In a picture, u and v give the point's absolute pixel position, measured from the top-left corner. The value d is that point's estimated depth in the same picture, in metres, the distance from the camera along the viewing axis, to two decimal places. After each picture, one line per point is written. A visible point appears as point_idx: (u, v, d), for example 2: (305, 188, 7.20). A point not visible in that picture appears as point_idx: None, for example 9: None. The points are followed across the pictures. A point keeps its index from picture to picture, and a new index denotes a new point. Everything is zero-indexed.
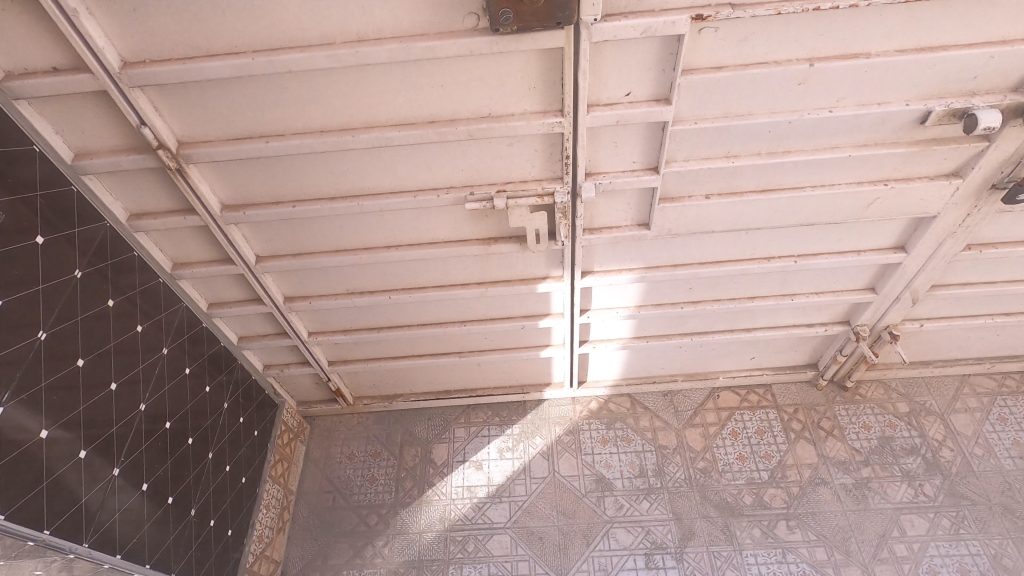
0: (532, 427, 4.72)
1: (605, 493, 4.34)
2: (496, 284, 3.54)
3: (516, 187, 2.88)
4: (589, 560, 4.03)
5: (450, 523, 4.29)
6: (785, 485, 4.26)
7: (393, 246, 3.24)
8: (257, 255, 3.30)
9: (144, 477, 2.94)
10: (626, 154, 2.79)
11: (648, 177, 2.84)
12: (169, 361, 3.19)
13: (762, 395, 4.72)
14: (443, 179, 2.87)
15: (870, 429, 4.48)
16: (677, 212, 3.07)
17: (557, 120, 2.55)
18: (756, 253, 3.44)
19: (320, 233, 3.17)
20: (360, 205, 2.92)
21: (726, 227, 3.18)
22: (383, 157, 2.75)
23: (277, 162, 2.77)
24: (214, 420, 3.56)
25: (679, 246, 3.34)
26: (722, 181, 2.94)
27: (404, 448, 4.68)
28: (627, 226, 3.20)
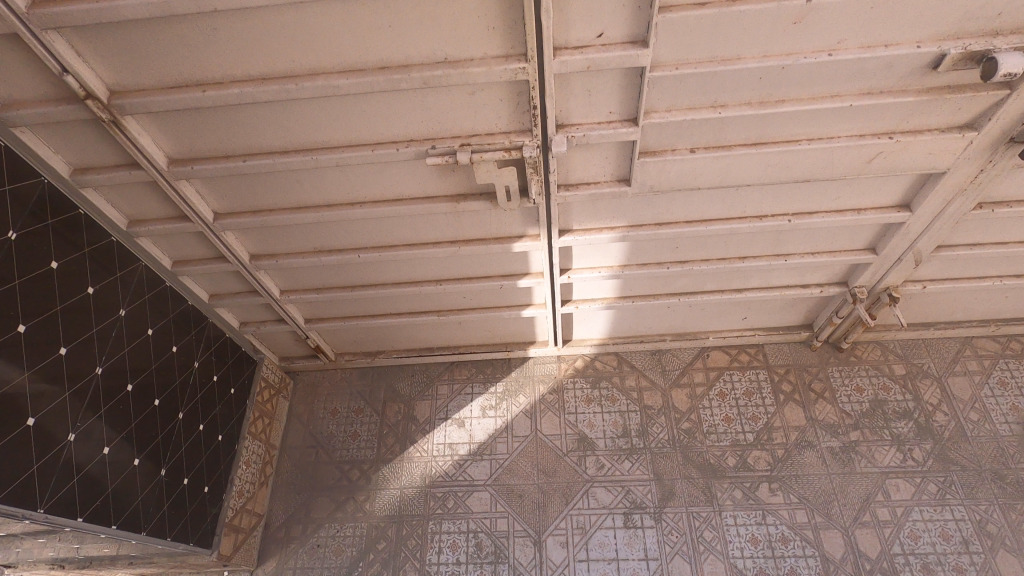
0: (516, 385, 4.65)
1: (586, 452, 4.30)
2: (469, 243, 3.35)
3: (481, 141, 2.65)
4: (567, 518, 4.05)
5: (431, 479, 4.30)
6: (771, 447, 4.19)
7: (356, 203, 3.05)
8: (215, 212, 3.13)
9: (105, 441, 2.87)
10: (600, 103, 2.53)
11: (624, 130, 2.59)
12: (129, 323, 3.07)
13: (753, 356, 4.58)
14: (401, 131, 2.64)
15: (863, 391, 4.35)
16: (659, 167, 2.83)
17: (520, 65, 2.29)
18: (746, 211, 3.20)
19: (277, 189, 2.97)
20: (314, 159, 2.71)
21: (713, 184, 2.94)
22: (334, 107, 2.51)
23: (220, 113, 2.55)
24: (184, 381, 3.50)
25: (663, 204, 3.11)
26: (709, 133, 2.68)
27: (387, 405, 4.66)
28: (606, 182, 2.96)
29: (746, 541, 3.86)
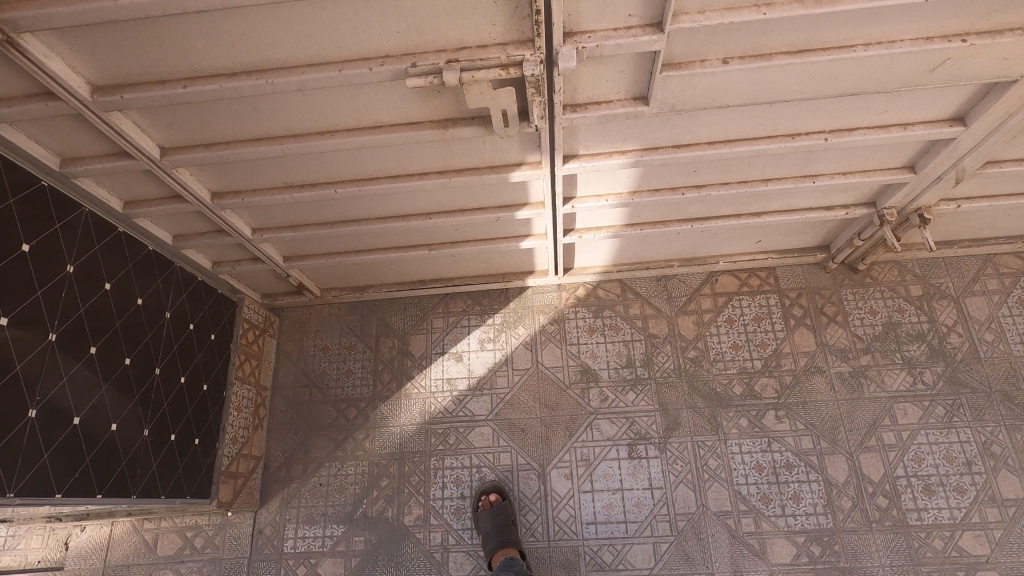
0: (514, 316, 4.42)
1: (590, 384, 4.17)
2: (461, 174, 2.94)
3: (472, 55, 2.17)
4: (571, 451, 4.00)
5: (431, 416, 4.19)
6: (779, 374, 4.08)
7: (326, 132, 2.60)
8: (161, 147, 2.66)
9: (74, 412, 2.62)
10: (618, 4, 2.04)
11: (646, 38, 2.12)
12: (80, 279, 2.71)
13: (764, 279, 4.34)
14: (373, 45, 2.15)
15: (877, 314, 4.17)
16: (684, 83, 2.38)
17: None
18: (777, 129, 2.79)
19: (230, 119, 2.50)
20: (270, 82, 2.23)
21: (745, 100, 2.50)
22: (286, 17, 2.01)
23: (144, 27, 2.02)
24: (157, 334, 3.21)
25: (683, 124, 2.68)
26: (747, 39, 2.21)
27: (380, 340, 4.45)
28: (619, 101, 2.51)
29: (750, 469, 3.85)
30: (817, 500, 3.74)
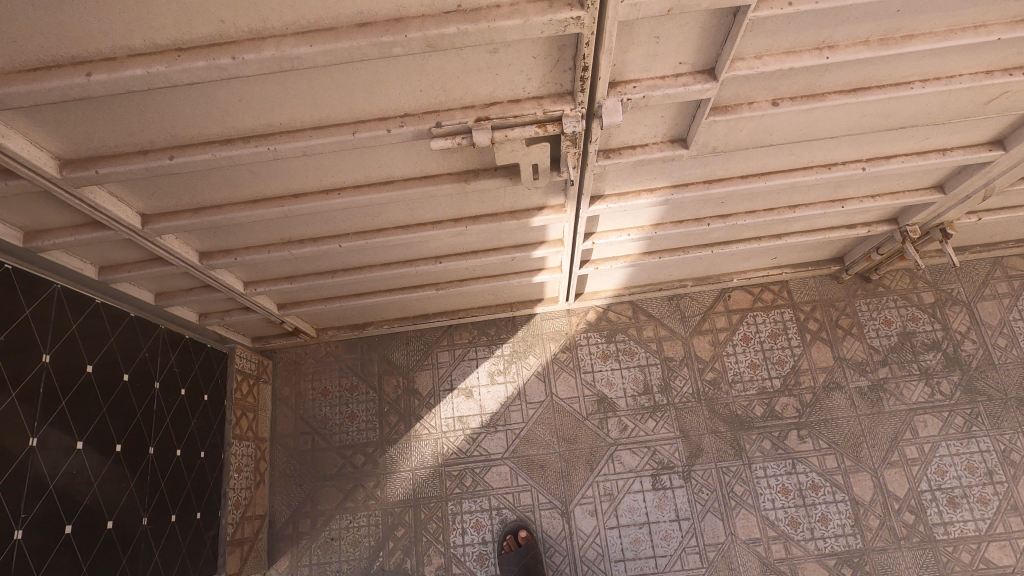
0: (524, 345, 4.23)
1: (608, 414, 4.02)
2: (478, 221, 2.70)
3: (505, 112, 1.92)
4: (594, 486, 3.86)
5: (444, 457, 3.99)
6: (798, 392, 4.00)
7: (333, 190, 2.32)
8: (142, 214, 2.35)
9: (65, 517, 2.33)
10: (669, 53, 1.81)
11: (698, 87, 1.90)
12: (59, 366, 2.40)
13: (777, 293, 4.24)
14: (391, 105, 1.88)
15: (891, 324, 4.11)
16: (729, 126, 2.18)
17: (573, 15, 1.54)
18: (814, 161, 2.62)
19: (223, 184, 2.20)
20: (273, 150, 1.94)
21: (789, 139, 2.33)
22: (293, 82, 1.72)
23: (123, 99, 1.71)
24: (149, 408, 2.91)
25: (720, 163, 2.49)
26: (802, 81, 2.02)
27: (382, 379, 4.20)
28: (656, 144, 2.30)
29: (776, 492, 3.78)
30: (845, 521, 3.70)
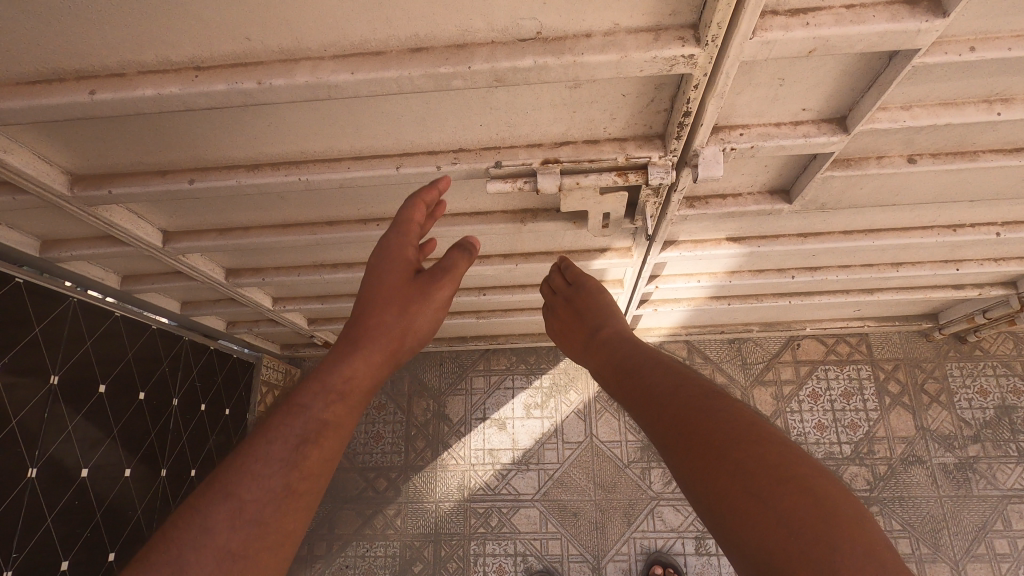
0: (565, 379, 3.92)
1: (651, 464, 3.68)
2: (530, 259, 2.39)
3: (578, 155, 1.60)
4: (630, 543, 3.52)
5: (470, 493, 3.73)
6: (871, 463, 3.55)
7: (372, 221, 2.05)
8: (165, 231, 2.13)
9: (64, 553, 2.17)
10: (793, 98, 1.45)
11: (822, 140, 1.52)
12: (68, 389, 2.23)
13: (854, 347, 3.79)
14: (445, 139, 1.58)
15: (988, 395, 3.60)
16: (847, 182, 1.79)
17: (684, 52, 1.19)
18: (937, 222, 2.20)
19: (251, 208, 1.95)
20: (304, 181, 1.67)
21: (915, 200, 1.92)
22: (331, 110, 1.45)
23: (136, 119, 1.47)
24: (163, 428, 2.76)
25: (822, 219, 2.11)
26: (953, 138, 1.61)
27: (412, 401, 4.00)
28: (751, 195, 1.93)
29: None
30: None
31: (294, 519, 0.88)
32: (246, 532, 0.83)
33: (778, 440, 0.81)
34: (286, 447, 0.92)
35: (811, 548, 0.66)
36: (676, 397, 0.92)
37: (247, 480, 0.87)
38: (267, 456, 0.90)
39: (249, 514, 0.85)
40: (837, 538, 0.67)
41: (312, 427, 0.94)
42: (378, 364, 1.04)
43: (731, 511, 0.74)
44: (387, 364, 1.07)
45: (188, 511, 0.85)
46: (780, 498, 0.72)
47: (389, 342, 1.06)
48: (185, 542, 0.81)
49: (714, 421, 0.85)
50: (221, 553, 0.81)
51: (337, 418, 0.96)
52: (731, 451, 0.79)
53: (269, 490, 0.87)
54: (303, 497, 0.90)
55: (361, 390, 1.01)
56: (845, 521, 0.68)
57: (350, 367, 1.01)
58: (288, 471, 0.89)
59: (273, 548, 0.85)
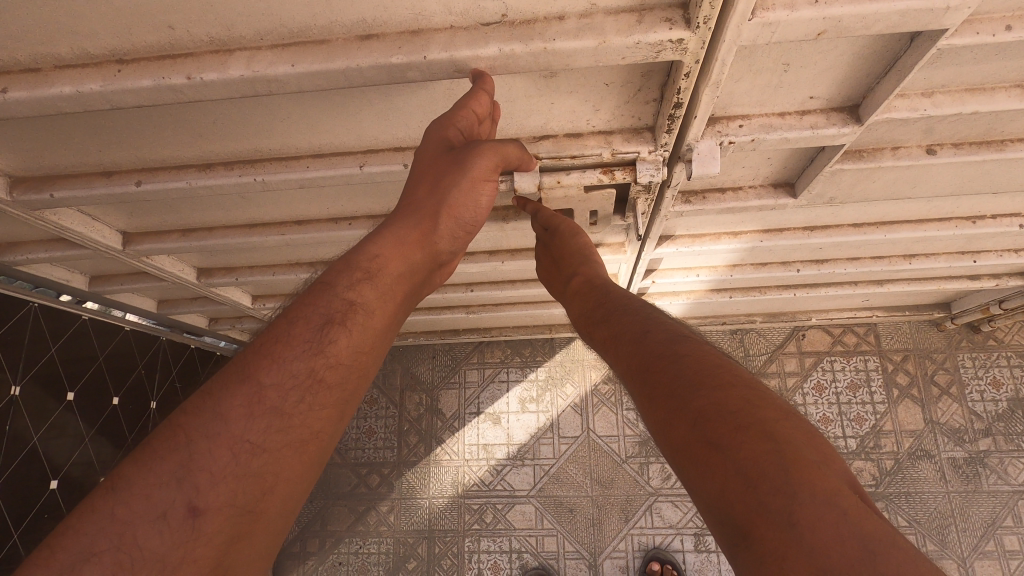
0: (561, 371, 3.80)
1: (650, 459, 3.58)
2: (518, 256, 2.25)
3: (560, 150, 1.44)
4: (628, 539, 3.44)
5: (464, 489, 3.65)
6: (878, 457, 3.43)
7: (344, 219, 1.91)
8: (124, 233, 1.99)
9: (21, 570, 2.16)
10: (799, 85, 1.28)
11: (832, 132, 1.36)
12: (32, 399, 2.17)
13: (862, 337, 3.64)
14: (411, 134, 1.43)
15: (1001, 386, 3.46)
16: (859, 175, 1.63)
17: (672, 36, 1.03)
18: (955, 214, 2.03)
19: (211, 208, 1.81)
20: (261, 181, 1.52)
21: (932, 192, 1.76)
22: (280, 105, 1.29)
23: (64, 119, 1.31)
24: (140, 432, 2.80)
25: (830, 213, 1.94)
26: (978, 126, 1.44)
27: (405, 395, 3.89)
28: (753, 189, 1.77)
29: None
30: None
31: (321, 406, 0.83)
32: (269, 420, 0.78)
33: (746, 385, 0.72)
34: (310, 329, 0.88)
35: (763, 492, 0.57)
36: (643, 351, 0.86)
37: (271, 364, 0.82)
38: (289, 340, 0.85)
39: (271, 402, 0.79)
40: (789, 481, 0.56)
41: (337, 309, 0.91)
42: (410, 246, 1.05)
43: (687, 457, 0.65)
44: (419, 247, 1.07)
45: (207, 394, 0.79)
46: (732, 439, 0.62)
47: (420, 222, 1.09)
48: (197, 431, 0.74)
49: (678, 367, 0.77)
50: (237, 447, 0.75)
51: (365, 301, 0.94)
52: (691, 397, 0.71)
53: (293, 374, 0.82)
54: (328, 389, 0.85)
55: (391, 273, 1.00)
56: (798, 462, 0.58)
57: (379, 250, 1.01)
58: (313, 356, 0.85)
59: (299, 434, 0.80)
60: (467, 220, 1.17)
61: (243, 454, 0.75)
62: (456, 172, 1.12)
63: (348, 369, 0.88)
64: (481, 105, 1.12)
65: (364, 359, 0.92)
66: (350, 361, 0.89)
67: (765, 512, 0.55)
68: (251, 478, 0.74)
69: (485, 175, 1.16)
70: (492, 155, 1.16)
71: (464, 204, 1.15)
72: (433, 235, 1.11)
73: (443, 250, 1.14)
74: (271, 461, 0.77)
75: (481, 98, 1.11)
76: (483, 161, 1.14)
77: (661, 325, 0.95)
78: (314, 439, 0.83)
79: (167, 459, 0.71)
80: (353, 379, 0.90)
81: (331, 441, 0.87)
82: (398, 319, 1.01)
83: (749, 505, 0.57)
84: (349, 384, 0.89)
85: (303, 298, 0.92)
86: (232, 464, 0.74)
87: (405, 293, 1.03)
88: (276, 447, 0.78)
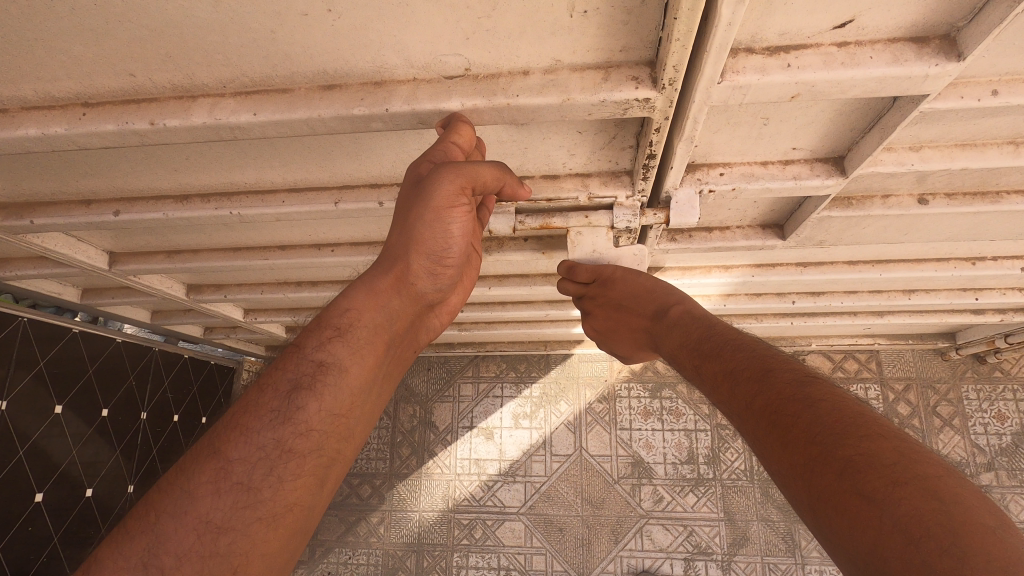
0: (555, 388, 3.77)
1: (642, 481, 3.54)
2: (505, 282, 2.22)
3: (536, 192, 1.40)
4: (617, 561, 3.41)
5: (455, 503, 3.64)
6: None
7: (327, 246, 1.90)
8: (111, 252, 2.00)
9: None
10: (780, 138, 1.24)
11: (815, 183, 1.31)
12: (19, 414, 2.19)
13: (864, 363, 3.57)
14: (386, 172, 1.40)
15: (1006, 420, 3.37)
16: (848, 221, 1.58)
17: (639, 95, 0.99)
18: (953, 256, 1.96)
19: (194, 233, 1.81)
20: (237, 215, 1.51)
21: (926, 237, 1.71)
22: (251, 147, 1.28)
23: (36, 155, 1.31)
24: (131, 442, 2.81)
25: (822, 253, 1.89)
26: (970, 178, 1.38)
27: (399, 406, 3.89)
28: (740, 228, 1.72)
29: None
30: None
31: (294, 477, 0.77)
32: (234, 498, 0.72)
33: (893, 433, 0.67)
34: (279, 396, 0.80)
35: (925, 552, 0.53)
36: (763, 389, 0.80)
37: (239, 437, 0.76)
38: (257, 410, 0.79)
39: (237, 477, 0.74)
40: (958, 542, 0.53)
41: (305, 372, 0.83)
42: (383, 293, 0.94)
43: (830, 507, 0.62)
44: (395, 291, 0.96)
45: (179, 469, 0.75)
46: (889, 494, 0.58)
47: (391, 266, 0.97)
48: (166, 510, 0.70)
49: (812, 410, 0.72)
50: (202, 526, 0.70)
51: (338, 359, 0.85)
52: (834, 446, 0.66)
53: (259, 447, 0.76)
54: (300, 458, 0.78)
55: (365, 324, 0.90)
56: (965, 522, 0.54)
57: (351, 301, 0.91)
58: (280, 425, 0.78)
59: (270, 509, 0.74)
60: (442, 253, 1.01)
61: (207, 534, 0.70)
62: (418, 204, 0.96)
63: (322, 435, 0.80)
64: (463, 141, 1.01)
65: (342, 423, 0.83)
66: (325, 425, 0.81)
67: (929, 571, 0.52)
68: (218, 560, 0.70)
69: (452, 201, 0.97)
70: (460, 177, 0.95)
71: (434, 236, 0.99)
72: (409, 278, 0.98)
73: (424, 290, 1.02)
74: (239, 539, 0.71)
75: (461, 130, 1.01)
76: (448, 185, 0.94)
77: (775, 355, 0.90)
78: (291, 510, 0.76)
79: (134, 542, 0.68)
80: (331, 444, 0.82)
81: (314, 508, 0.80)
82: (382, 371, 0.92)
83: (911, 563, 0.54)
84: (326, 451, 0.81)
85: (272, 367, 0.84)
86: (197, 545, 0.69)
87: (385, 343, 0.92)
88: (245, 524, 0.72)
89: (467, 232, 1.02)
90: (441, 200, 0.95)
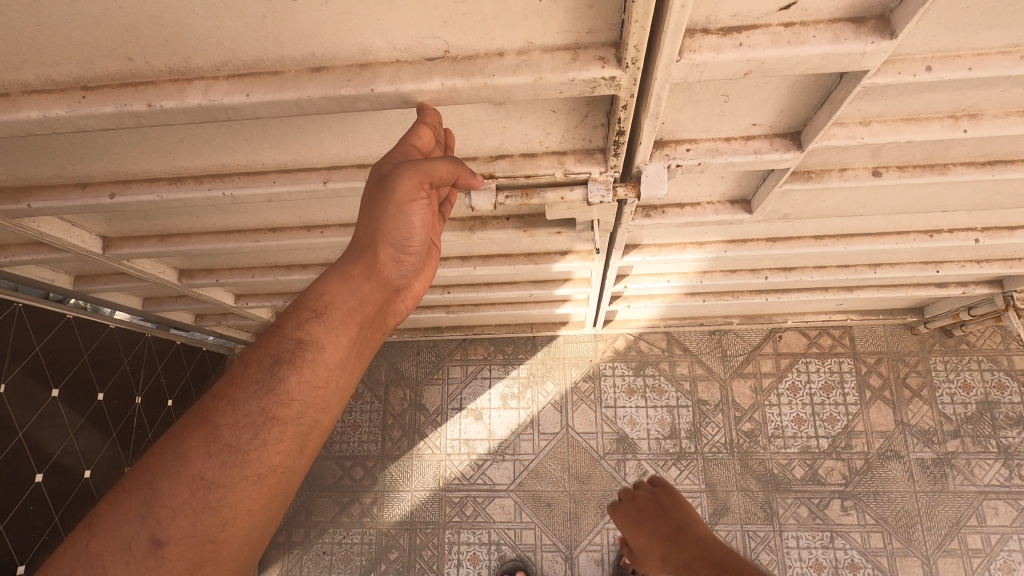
0: (542, 369, 3.87)
1: (626, 456, 3.66)
2: (489, 262, 2.31)
3: (515, 170, 1.48)
4: (603, 533, 3.53)
5: (445, 482, 3.74)
6: (848, 457, 3.52)
7: (316, 227, 1.96)
8: (104, 237, 2.05)
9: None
10: (740, 114, 1.33)
11: (773, 156, 1.41)
12: (16, 396, 2.24)
13: (838, 339, 3.71)
14: (373, 151, 1.47)
15: (971, 390, 3.53)
16: (808, 194, 1.68)
17: (605, 73, 1.08)
18: (912, 228, 2.08)
19: (187, 215, 1.87)
20: (230, 195, 1.57)
21: (882, 209, 1.82)
22: (243, 129, 1.35)
23: (35, 139, 1.37)
24: (126, 427, 2.86)
25: (788, 226, 2.00)
26: (918, 151, 1.49)
27: (389, 390, 3.97)
28: (710, 204, 1.82)
29: (809, 567, 3.37)
30: None
31: (278, 441, 0.77)
32: (223, 458, 0.73)
33: None
34: (262, 370, 0.81)
35: None
36: None
37: (226, 405, 0.77)
38: (241, 381, 0.80)
39: (226, 440, 0.75)
40: None
41: (287, 348, 0.84)
42: (356, 278, 0.94)
43: None
44: (368, 279, 0.97)
45: (169, 437, 0.76)
46: None
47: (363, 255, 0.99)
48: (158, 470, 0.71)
49: None
50: (195, 483, 0.71)
51: (316, 337, 0.86)
52: None
53: (246, 414, 0.77)
54: (284, 424, 0.79)
55: (342, 305, 0.91)
56: None
57: (325, 286, 0.93)
58: (265, 394, 0.79)
59: (255, 471, 0.75)
60: (408, 243, 1.03)
61: (199, 489, 0.72)
62: (382, 200, 1.01)
63: (304, 407, 0.81)
64: (421, 141, 1.09)
65: (323, 396, 0.84)
66: (309, 396, 0.83)
67: None
68: (210, 512, 0.71)
69: (411, 195, 1.02)
70: (417, 174, 1.02)
71: (400, 228, 1.02)
72: (380, 265, 1.00)
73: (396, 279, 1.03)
74: (228, 494, 0.73)
75: (419, 134, 1.10)
76: (406, 180, 1.00)
77: None
78: (274, 473, 0.77)
79: (127, 498, 0.69)
80: (312, 415, 0.82)
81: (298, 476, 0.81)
82: (358, 356, 0.92)
83: None
84: (312, 420, 0.82)
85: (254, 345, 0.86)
86: (190, 499, 0.71)
87: (362, 327, 0.93)
88: (234, 482, 0.73)
89: (430, 226, 1.05)
90: (399, 194, 0.99)
